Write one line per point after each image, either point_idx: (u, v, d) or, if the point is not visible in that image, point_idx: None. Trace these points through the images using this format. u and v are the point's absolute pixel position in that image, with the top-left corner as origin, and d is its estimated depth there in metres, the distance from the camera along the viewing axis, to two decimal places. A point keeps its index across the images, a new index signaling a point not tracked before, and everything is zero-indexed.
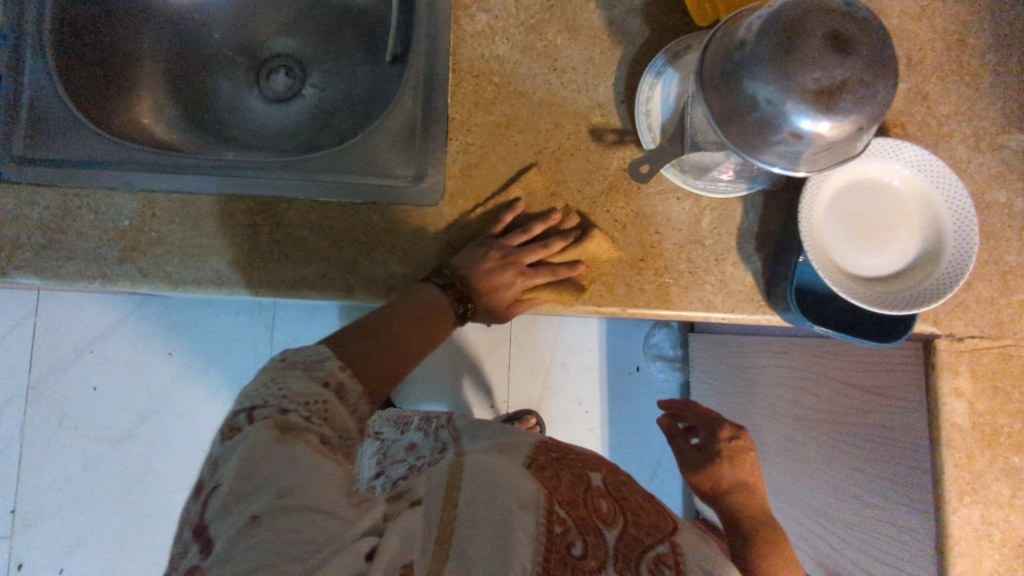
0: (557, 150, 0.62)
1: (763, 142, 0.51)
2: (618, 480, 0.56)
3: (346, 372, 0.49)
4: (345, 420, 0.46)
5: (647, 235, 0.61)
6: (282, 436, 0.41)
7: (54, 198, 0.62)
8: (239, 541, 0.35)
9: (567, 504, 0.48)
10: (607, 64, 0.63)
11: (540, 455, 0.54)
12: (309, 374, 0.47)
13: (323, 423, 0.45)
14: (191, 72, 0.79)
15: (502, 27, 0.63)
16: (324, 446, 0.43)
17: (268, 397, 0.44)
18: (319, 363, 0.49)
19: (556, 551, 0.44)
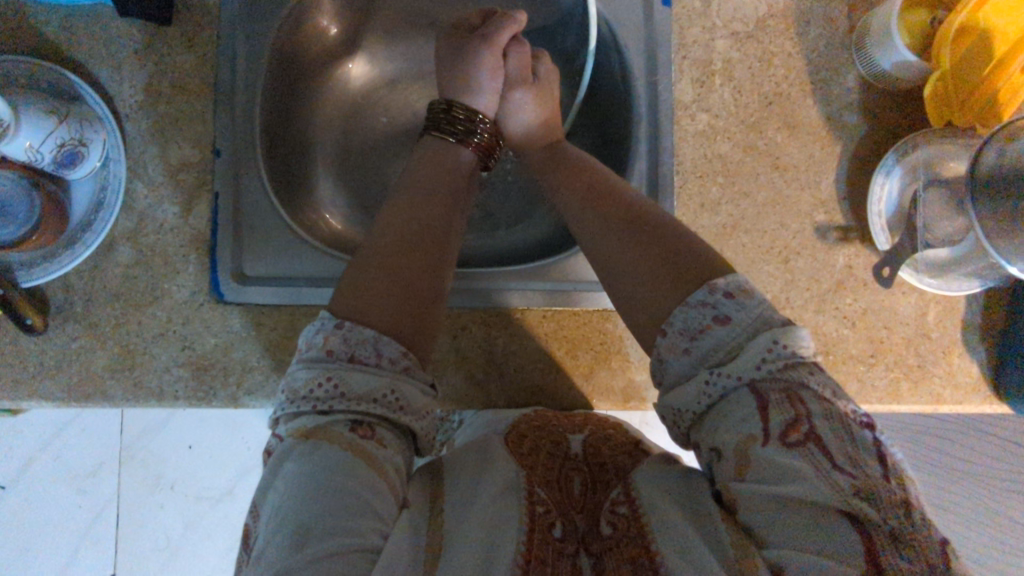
0: (785, 249, 0.63)
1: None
2: (602, 435, 0.54)
3: (343, 330, 0.44)
4: (364, 384, 0.42)
5: (877, 331, 0.62)
6: (309, 445, 0.39)
7: (281, 319, 0.60)
8: None
9: (545, 484, 0.47)
10: (827, 160, 0.63)
11: (523, 427, 0.53)
12: (313, 362, 0.43)
13: (341, 402, 0.41)
14: (357, 154, 0.76)
15: (723, 126, 0.63)
16: (354, 433, 0.41)
17: (283, 404, 0.43)
18: (316, 336, 0.44)
19: (538, 531, 0.42)
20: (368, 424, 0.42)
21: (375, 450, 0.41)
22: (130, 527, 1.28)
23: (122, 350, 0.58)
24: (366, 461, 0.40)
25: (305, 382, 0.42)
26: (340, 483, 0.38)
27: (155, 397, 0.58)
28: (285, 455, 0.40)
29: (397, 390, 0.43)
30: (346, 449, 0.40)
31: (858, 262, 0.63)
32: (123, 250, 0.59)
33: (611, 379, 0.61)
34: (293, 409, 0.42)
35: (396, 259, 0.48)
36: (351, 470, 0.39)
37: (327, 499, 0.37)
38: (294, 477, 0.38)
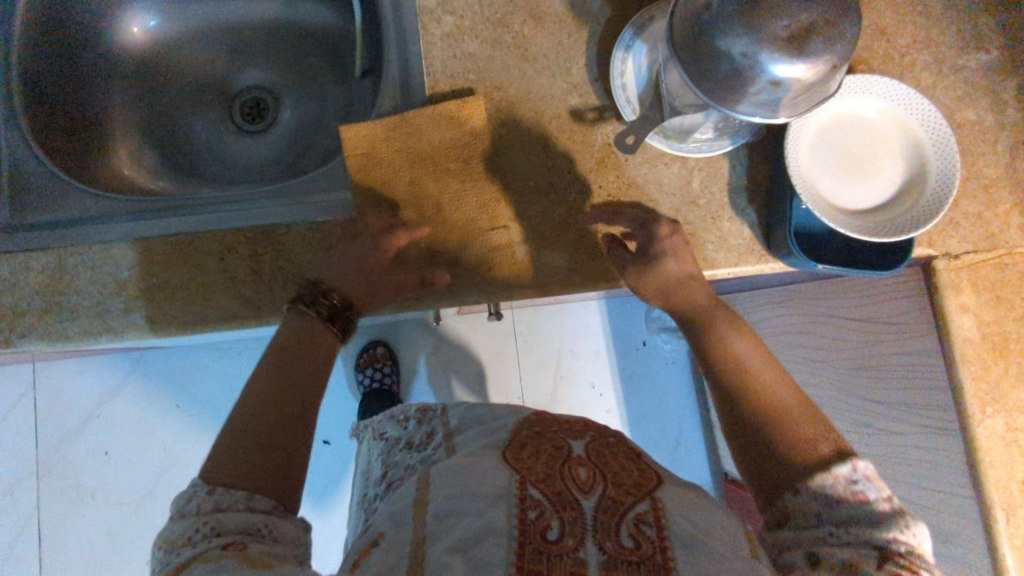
0: (542, 136, 0.63)
1: (741, 94, 0.52)
2: (605, 444, 0.55)
3: (214, 492, 0.47)
4: (237, 520, 0.45)
5: (642, 204, 0.63)
6: (188, 572, 0.41)
7: (48, 260, 0.60)
8: None
9: (540, 481, 0.49)
10: (576, 46, 0.64)
11: (523, 433, 0.56)
12: (179, 514, 0.45)
13: (216, 536, 0.44)
14: (164, 118, 0.79)
15: (469, 26, 0.64)
16: (227, 548, 0.43)
17: (159, 561, 0.44)
18: (186, 502, 0.46)
19: (530, 539, 0.44)
20: (239, 542, 0.44)
21: (251, 551, 0.43)
22: (52, 541, 1.28)
23: None
24: (242, 560, 0.41)
25: (177, 533, 0.44)
26: (228, 571, 0.40)
27: None
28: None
29: (269, 525, 0.46)
30: (230, 557, 0.42)
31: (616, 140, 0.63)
32: None
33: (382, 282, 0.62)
34: (170, 556, 0.43)
35: (265, 431, 0.51)
36: (228, 566, 0.41)
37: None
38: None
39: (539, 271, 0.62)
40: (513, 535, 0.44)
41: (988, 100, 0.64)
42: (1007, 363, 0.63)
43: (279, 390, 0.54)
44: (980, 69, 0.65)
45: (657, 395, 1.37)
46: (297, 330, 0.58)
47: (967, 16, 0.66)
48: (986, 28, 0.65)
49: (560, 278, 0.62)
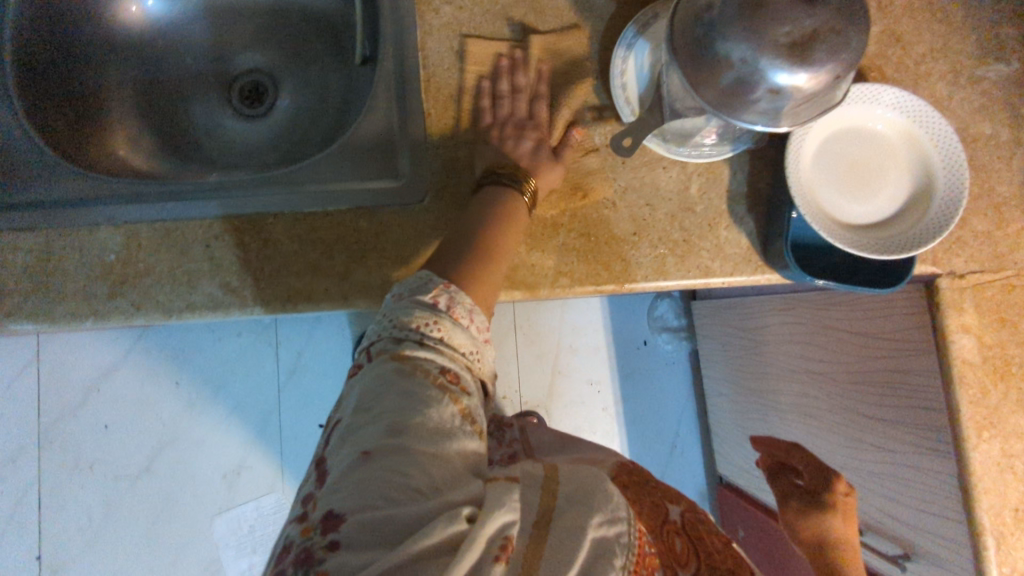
0: (538, 134, 0.62)
1: (742, 102, 0.50)
2: (698, 520, 0.61)
3: (450, 289, 0.51)
4: (460, 339, 0.49)
5: (638, 209, 0.61)
6: (400, 368, 0.44)
7: (37, 241, 0.60)
8: (353, 470, 0.39)
9: (651, 532, 0.57)
10: (578, 42, 0.62)
11: (624, 486, 0.65)
12: (415, 300, 0.49)
13: (439, 345, 0.47)
14: (162, 100, 0.78)
15: (469, 17, 0.62)
16: (443, 374, 0.45)
17: (382, 330, 0.48)
18: (423, 286, 0.51)
19: (649, 569, 0.42)
20: (454, 371, 0.46)
21: (460, 394, 0.46)
22: (52, 511, 1.30)
23: None
24: (454, 402, 0.44)
25: (410, 316, 0.48)
26: (414, 399, 0.43)
27: None
28: (372, 372, 0.45)
29: (478, 354, 0.50)
30: (433, 382, 0.44)
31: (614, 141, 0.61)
32: None
33: (368, 276, 0.61)
34: (395, 335, 0.47)
35: (463, 259, 0.55)
36: (435, 396, 0.43)
37: (394, 399, 0.42)
38: (383, 380, 0.44)
39: (529, 272, 0.61)
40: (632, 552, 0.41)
41: (1005, 114, 0.62)
42: (1006, 387, 0.61)
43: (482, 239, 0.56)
44: (1000, 81, 0.62)
45: (655, 395, 1.35)
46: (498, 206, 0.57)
47: (988, 25, 0.63)
48: (1008, 38, 0.63)
49: (550, 281, 0.61)
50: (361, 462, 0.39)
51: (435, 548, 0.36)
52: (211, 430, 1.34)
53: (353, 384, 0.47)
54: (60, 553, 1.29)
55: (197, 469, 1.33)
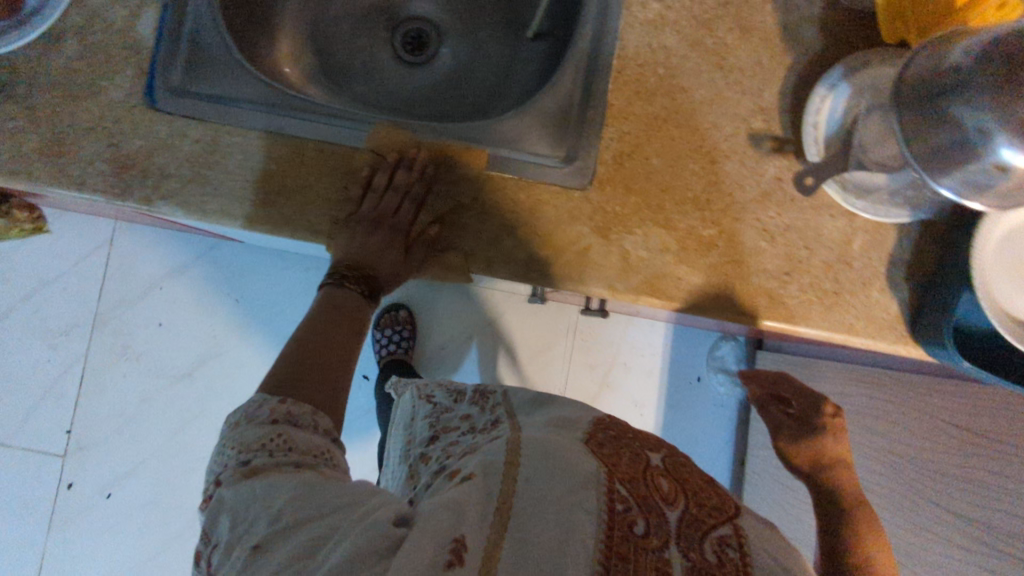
0: (714, 151, 0.61)
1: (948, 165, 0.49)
2: (677, 462, 0.56)
3: (286, 403, 0.54)
4: (305, 442, 0.51)
5: (796, 249, 0.60)
6: (256, 479, 0.46)
7: (206, 133, 0.61)
8: (252, 562, 0.41)
9: (628, 481, 0.49)
10: (775, 70, 0.61)
11: (597, 433, 0.56)
12: (256, 423, 0.51)
13: (289, 453, 0.49)
14: (330, 25, 0.78)
15: (673, 18, 0.61)
16: (300, 467, 0.48)
17: (228, 459, 0.50)
18: (257, 409, 0.53)
19: (618, 530, 0.44)
20: (307, 463, 0.49)
21: (321, 471, 0.49)
22: (89, 391, 1.32)
23: (54, 134, 0.61)
24: (319, 476, 0.47)
25: (254, 439, 0.50)
26: (276, 489, 0.45)
27: (77, 186, 0.60)
28: (229, 494, 0.46)
29: (331, 452, 0.52)
30: (296, 474, 0.47)
31: (788, 177, 0.60)
32: (69, 44, 0.61)
33: (514, 247, 0.60)
34: (243, 457, 0.49)
35: (306, 361, 0.59)
36: (312, 479, 0.46)
37: (268, 491, 0.45)
38: (244, 494, 0.45)
39: (672, 284, 0.60)
40: (601, 528, 0.43)
41: None
42: None
43: (319, 348, 0.61)
44: None
45: (695, 432, 1.34)
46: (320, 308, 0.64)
47: None
48: None
49: (691, 297, 0.60)
50: (253, 558, 0.41)
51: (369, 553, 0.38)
52: (258, 352, 1.36)
53: (212, 514, 0.47)
54: (87, 433, 1.31)
55: (236, 387, 1.35)
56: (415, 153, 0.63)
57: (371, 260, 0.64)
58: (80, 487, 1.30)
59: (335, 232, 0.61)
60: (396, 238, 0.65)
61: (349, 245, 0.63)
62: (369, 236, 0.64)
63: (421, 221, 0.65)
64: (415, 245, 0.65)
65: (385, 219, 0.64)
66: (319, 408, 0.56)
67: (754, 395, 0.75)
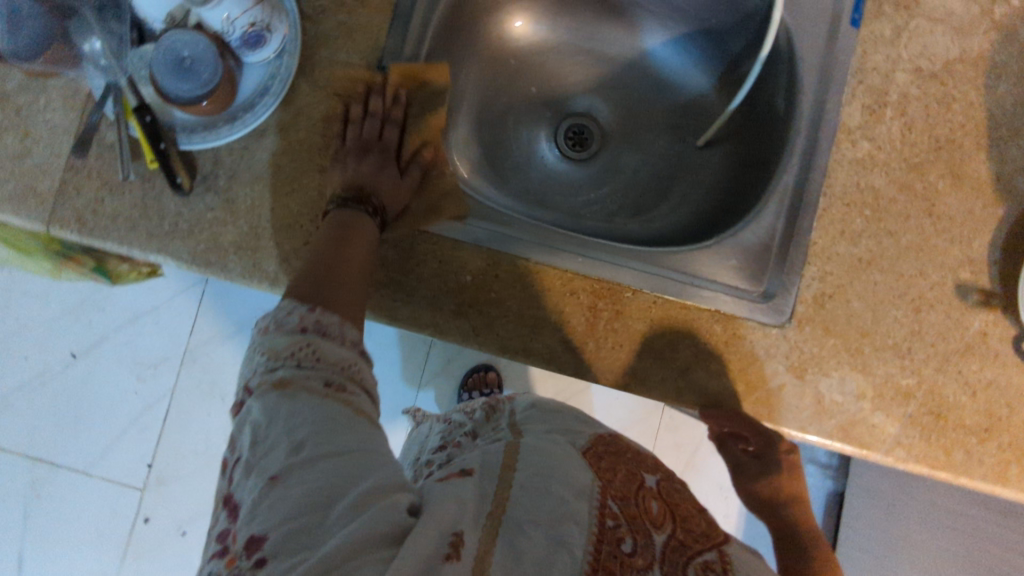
0: (918, 298, 0.59)
1: None
2: (674, 487, 0.52)
3: (318, 311, 0.44)
4: (339, 355, 0.42)
5: (997, 406, 0.58)
6: (283, 400, 0.39)
7: (401, 238, 0.60)
8: (263, 499, 0.35)
9: (619, 499, 0.45)
10: (986, 220, 0.60)
11: (601, 445, 0.52)
12: (285, 331, 0.42)
13: (317, 365, 0.41)
14: (498, 116, 0.79)
15: (884, 160, 0.61)
16: (328, 388, 0.40)
17: (256, 365, 0.42)
18: (286, 315, 0.44)
19: (606, 543, 0.41)
20: (340, 382, 0.41)
21: (351, 402, 0.41)
22: (173, 425, 1.32)
23: (250, 228, 0.61)
24: (347, 409, 0.40)
25: (281, 347, 0.42)
26: (309, 416, 0.38)
27: (270, 281, 0.61)
28: (256, 404, 0.40)
29: (360, 367, 0.43)
30: (324, 399, 0.39)
31: (993, 331, 0.59)
32: (273, 139, 0.62)
33: (707, 380, 0.59)
34: (270, 364, 0.41)
35: (348, 267, 0.50)
36: (339, 413, 0.39)
37: (305, 417, 0.38)
38: (270, 413, 0.38)
39: (867, 431, 0.58)
40: (591, 535, 0.41)
41: None
42: None
43: (344, 258, 0.50)
44: None
45: None
46: (357, 222, 0.54)
47: None
48: None
49: (886, 447, 0.58)
50: (268, 491, 0.35)
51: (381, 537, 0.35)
52: None
53: (239, 425, 0.41)
54: (168, 468, 1.31)
55: None
56: (381, 81, 0.63)
57: (386, 184, 0.59)
58: (156, 522, 1.29)
59: (473, 317, 0.60)
60: (388, 159, 0.61)
61: (391, 177, 0.59)
62: (362, 160, 0.59)
63: (409, 151, 0.64)
64: (410, 167, 0.62)
65: (369, 145, 0.60)
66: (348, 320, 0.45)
67: None
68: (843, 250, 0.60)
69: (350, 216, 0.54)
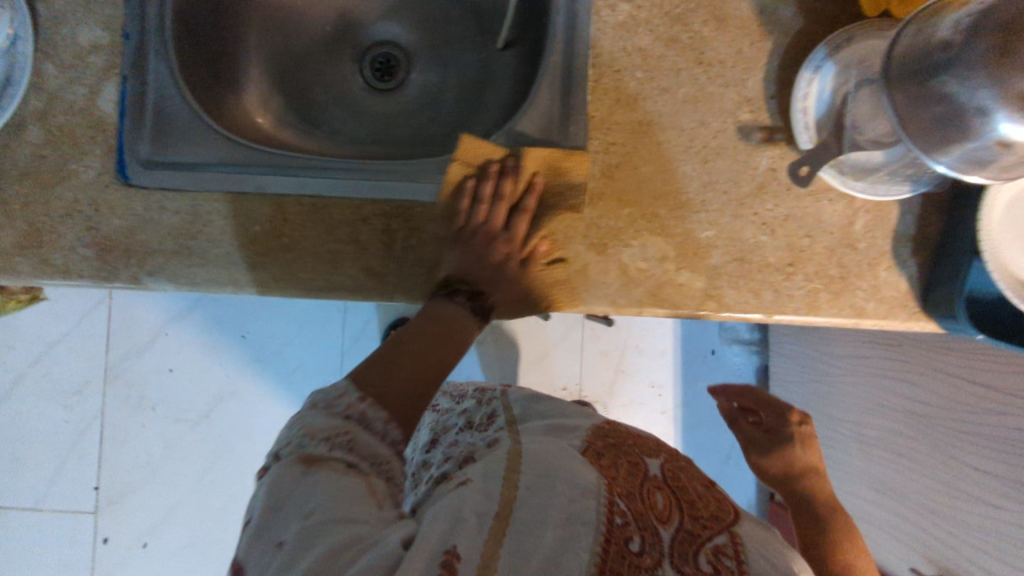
0: (703, 149, 0.59)
1: (946, 139, 0.47)
2: (677, 468, 0.58)
3: (366, 402, 0.49)
4: (369, 447, 0.46)
5: (797, 238, 0.59)
6: (305, 475, 0.43)
7: (183, 203, 0.60)
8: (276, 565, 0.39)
9: (625, 495, 0.49)
10: (756, 57, 0.59)
11: (598, 442, 0.58)
12: (330, 413, 0.47)
13: (349, 452, 0.45)
14: (297, 63, 0.76)
15: (646, 18, 0.60)
16: (351, 470, 0.44)
17: (290, 437, 0.46)
18: (335, 399, 0.49)
19: (614, 542, 0.44)
20: (360, 467, 0.44)
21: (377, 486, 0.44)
22: (112, 445, 1.33)
23: (27, 226, 0.59)
24: (362, 488, 0.43)
25: (321, 427, 0.46)
26: (328, 493, 0.42)
27: (61, 274, 0.59)
28: (275, 478, 0.44)
29: (390, 462, 0.46)
30: (343, 475, 0.43)
31: (781, 166, 0.59)
32: (32, 130, 0.60)
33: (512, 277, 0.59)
34: (300, 445, 0.45)
35: (405, 360, 0.54)
36: (349, 490, 0.42)
37: (309, 492, 0.41)
38: (281, 490, 0.42)
39: (676, 291, 0.59)
40: (598, 533, 0.44)
41: None
42: None
43: (416, 358, 0.54)
44: None
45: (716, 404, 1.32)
46: (442, 318, 0.57)
47: None
48: None
49: (697, 302, 0.59)
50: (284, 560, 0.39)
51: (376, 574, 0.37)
52: (267, 392, 1.35)
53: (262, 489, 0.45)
54: (116, 487, 1.32)
55: (254, 424, 1.34)
56: (514, 161, 0.59)
57: (460, 263, 0.59)
58: (116, 540, 1.32)
59: (271, 265, 0.60)
60: (491, 245, 0.60)
61: (463, 256, 0.60)
62: (467, 250, 0.60)
63: (533, 239, 0.60)
64: (493, 247, 0.60)
65: (494, 236, 0.60)
66: (394, 416, 0.50)
67: (724, 409, 0.79)
68: (623, 117, 0.60)
69: (444, 309, 0.58)
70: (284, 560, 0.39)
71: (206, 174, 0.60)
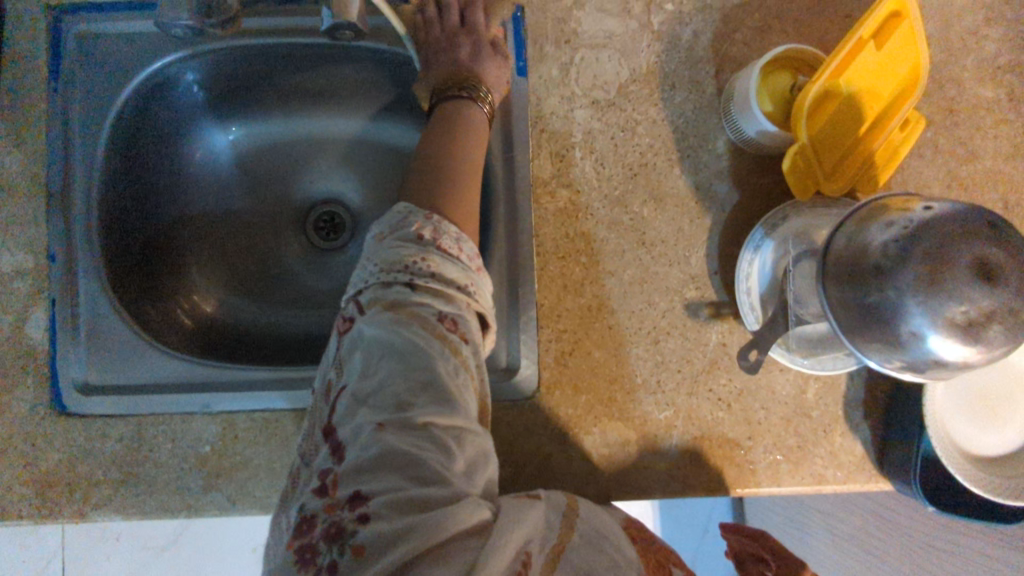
0: (654, 329, 0.59)
1: (878, 339, 0.48)
2: None
3: (435, 219, 0.44)
4: (453, 272, 0.42)
5: (753, 411, 0.60)
6: (394, 321, 0.39)
7: (127, 428, 0.57)
8: (366, 450, 0.36)
9: None
10: (697, 234, 0.60)
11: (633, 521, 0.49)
12: (402, 241, 0.43)
13: (431, 282, 0.41)
14: (240, 237, 0.74)
15: (585, 201, 0.60)
16: (442, 320, 0.40)
17: (367, 275, 0.42)
18: (404, 221, 0.44)
19: None
20: (451, 317, 0.41)
21: (459, 344, 0.41)
22: None
23: None
24: (455, 352, 0.40)
25: (394, 259, 0.42)
26: (419, 362, 0.38)
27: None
28: (363, 326, 0.40)
29: (473, 287, 0.43)
30: (430, 331, 0.39)
31: (731, 340, 0.60)
32: None
33: None
34: (385, 279, 0.41)
35: (454, 181, 0.49)
36: (436, 349, 0.39)
37: (393, 358, 0.38)
38: (372, 343, 0.39)
39: (642, 474, 0.58)
40: None
41: None
42: None
43: (461, 191, 0.48)
44: None
45: None
46: (462, 140, 0.53)
47: None
48: None
49: (663, 485, 0.58)
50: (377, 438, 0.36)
51: (469, 548, 0.34)
52: None
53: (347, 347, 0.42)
54: None
55: None
56: None
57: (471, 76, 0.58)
58: None
59: (223, 486, 0.57)
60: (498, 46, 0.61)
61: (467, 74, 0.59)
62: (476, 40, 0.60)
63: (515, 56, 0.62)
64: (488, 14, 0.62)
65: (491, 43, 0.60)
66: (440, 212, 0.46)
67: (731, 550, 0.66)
68: (572, 301, 0.60)
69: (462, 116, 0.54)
70: (355, 456, 0.36)
71: (148, 395, 0.58)
